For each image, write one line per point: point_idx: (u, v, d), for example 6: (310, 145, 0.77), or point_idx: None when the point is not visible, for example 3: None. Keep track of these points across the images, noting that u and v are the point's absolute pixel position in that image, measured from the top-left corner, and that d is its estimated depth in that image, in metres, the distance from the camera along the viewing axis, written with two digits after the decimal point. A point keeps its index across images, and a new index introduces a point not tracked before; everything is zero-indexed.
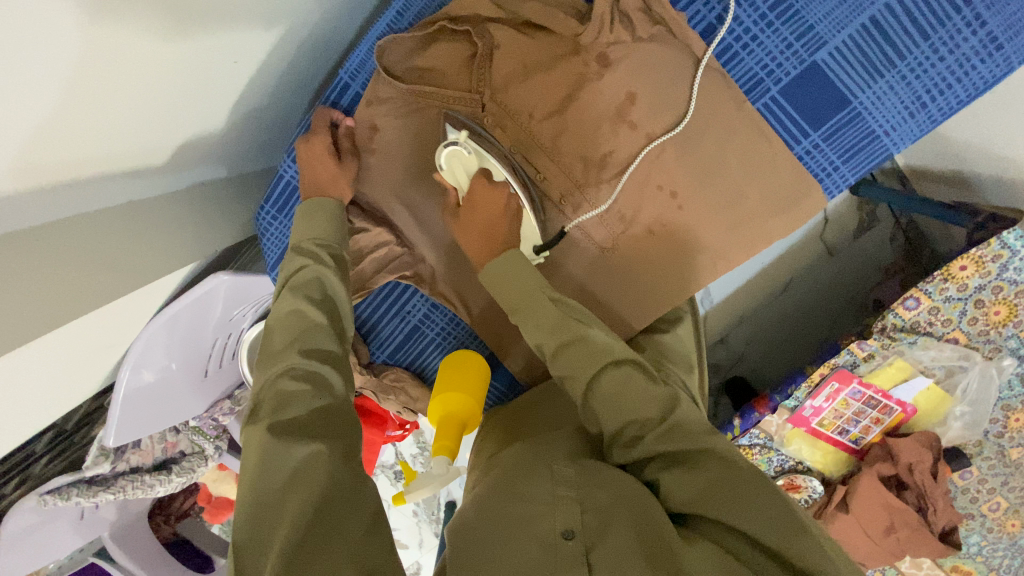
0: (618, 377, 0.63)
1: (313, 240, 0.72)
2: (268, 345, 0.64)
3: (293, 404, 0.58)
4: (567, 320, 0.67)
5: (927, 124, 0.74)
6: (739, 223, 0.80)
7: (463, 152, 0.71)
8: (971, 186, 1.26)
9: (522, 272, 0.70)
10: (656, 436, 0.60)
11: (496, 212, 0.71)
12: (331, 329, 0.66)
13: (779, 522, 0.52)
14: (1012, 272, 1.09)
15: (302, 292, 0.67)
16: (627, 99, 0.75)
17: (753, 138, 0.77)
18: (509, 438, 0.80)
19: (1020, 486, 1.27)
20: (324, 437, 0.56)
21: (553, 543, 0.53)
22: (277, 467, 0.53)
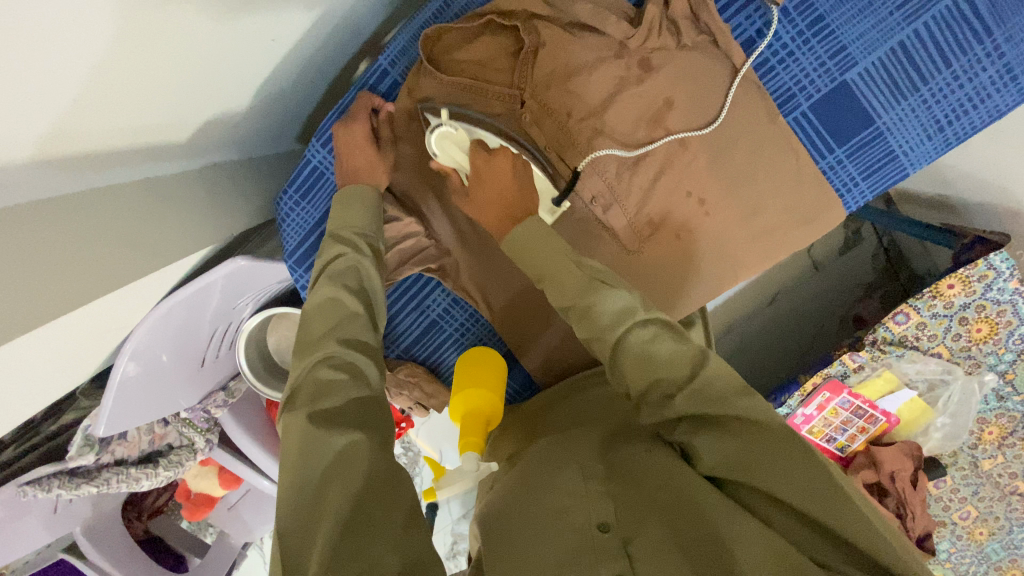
0: (646, 335, 0.59)
1: (351, 229, 0.70)
2: (304, 332, 0.61)
3: (333, 395, 0.55)
4: (595, 281, 0.63)
5: (943, 146, 0.78)
6: (763, 232, 0.83)
7: (451, 130, 0.74)
8: (956, 210, 1.34)
9: (542, 235, 0.66)
10: (686, 395, 0.54)
11: (507, 173, 0.70)
12: (369, 320, 0.64)
13: (811, 483, 0.47)
14: (995, 292, 1.16)
15: (340, 281, 0.64)
16: (665, 105, 0.77)
17: (782, 151, 0.79)
18: (532, 429, 0.79)
19: (989, 496, 1.35)
20: (364, 430, 0.53)
21: (590, 535, 0.52)
22: (317, 454, 0.51)
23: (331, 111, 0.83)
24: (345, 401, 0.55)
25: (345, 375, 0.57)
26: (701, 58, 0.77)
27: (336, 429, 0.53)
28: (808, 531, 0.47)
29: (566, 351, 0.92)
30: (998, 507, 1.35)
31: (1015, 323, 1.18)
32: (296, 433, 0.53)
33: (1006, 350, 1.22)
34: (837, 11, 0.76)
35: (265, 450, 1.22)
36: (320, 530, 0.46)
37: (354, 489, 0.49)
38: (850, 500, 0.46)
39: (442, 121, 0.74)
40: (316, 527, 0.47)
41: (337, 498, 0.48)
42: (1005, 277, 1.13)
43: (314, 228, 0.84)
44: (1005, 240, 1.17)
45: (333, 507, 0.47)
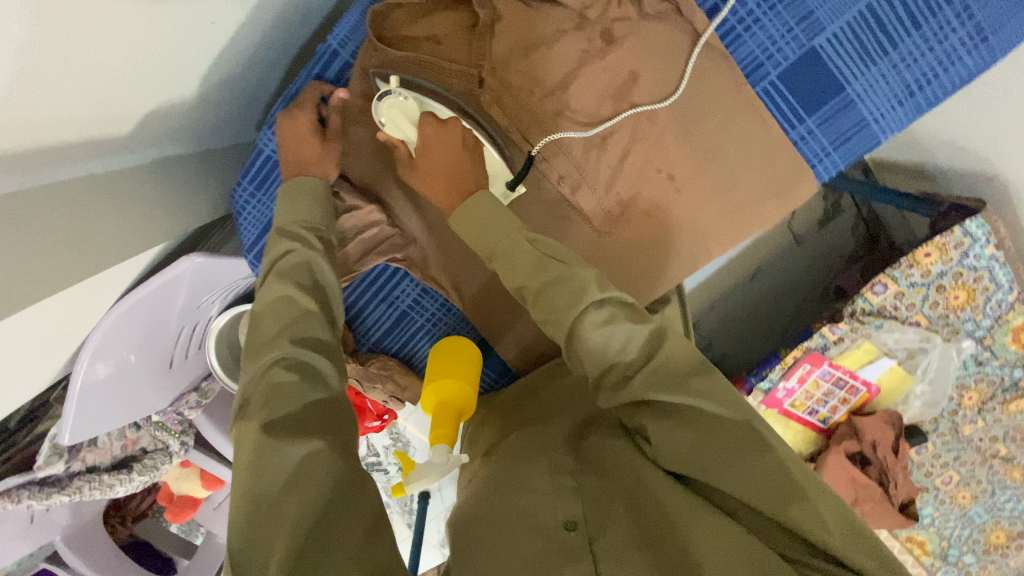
0: (601, 319, 0.57)
1: (299, 222, 0.66)
2: (255, 334, 0.59)
3: (287, 398, 0.53)
4: (546, 261, 0.61)
5: (915, 112, 0.77)
6: (736, 207, 0.81)
7: (399, 99, 0.68)
8: (932, 177, 1.33)
9: (495, 218, 0.65)
10: (644, 380, 0.54)
11: (458, 155, 0.68)
12: (324, 318, 0.61)
13: (769, 477, 0.48)
14: (971, 259, 1.16)
15: (292, 279, 0.61)
16: (629, 78, 0.74)
17: (752, 122, 0.77)
18: (506, 428, 0.78)
19: (970, 460, 1.37)
20: (321, 434, 0.51)
21: (555, 534, 0.51)
22: (272, 466, 0.48)
23: (280, 98, 0.80)
24: (300, 405, 0.53)
25: (300, 376, 0.55)
26: (665, 28, 0.74)
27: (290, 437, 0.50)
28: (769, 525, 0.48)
29: (541, 337, 0.91)
30: (980, 470, 1.37)
31: (992, 288, 1.19)
32: (249, 445, 0.50)
33: (983, 316, 1.22)
34: None
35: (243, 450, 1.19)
36: (275, 546, 0.44)
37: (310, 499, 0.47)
38: (806, 496, 0.46)
39: (390, 88, 0.68)
40: (272, 544, 0.45)
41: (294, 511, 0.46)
42: (981, 243, 1.13)
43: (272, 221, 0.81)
44: (979, 205, 1.18)
45: (289, 520, 0.45)
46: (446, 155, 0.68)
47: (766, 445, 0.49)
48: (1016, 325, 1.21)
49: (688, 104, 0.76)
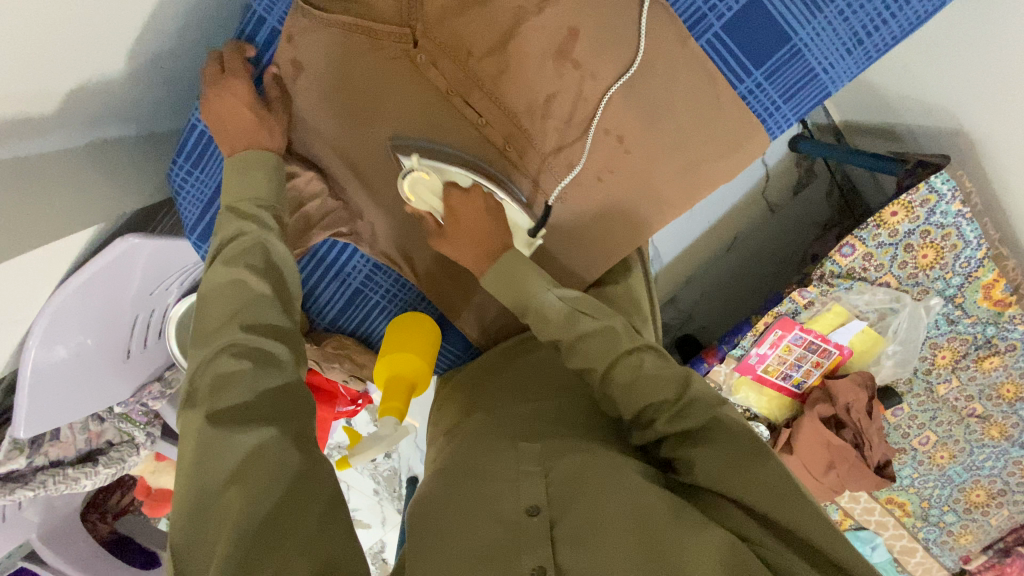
0: (630, 366, 0.63)
1: (250, 201, 0.64)
2: (201, 321, 0.57)
3: (234, 385, 0.51)
4: (577, 314, 0.67)
5: (864, 60, 0.75)
6: (688, 168, 0.80)
7: (421, 175, 0.73)
8: (899, 137, 1.32)
9: (530, 276, 0.70)
10: (668, 419, 0.60)
11: (483, 217, 0.72)
12: (276, 301, 0.59)
13: (770, 486, 0.52)
14: (937, 216, 1.15)
15: (240, 260, 0.59)
16: (570, 36, 0.71)
17: (698, 78, 0.75)
18: (473, 404, 0.79)
19: (946, 420, 1.37)
20: (272, 422, 0.51)
21: (518, 521, 0.51)
22: (217, 457, 0.48)
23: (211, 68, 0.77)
24: (249, 392, 0.52)
25: (251, 362, 0.53)
26: None
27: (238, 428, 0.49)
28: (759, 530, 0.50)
29: (500, 310, 0.90)
30: (956, 430, 1.38)
31: (960, 246, 1.17)
32: (195, 436, 0.49)
33: (953, 274, 1.21)
34: None
35: None
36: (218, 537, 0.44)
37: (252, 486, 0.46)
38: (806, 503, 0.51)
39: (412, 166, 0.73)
40: (216, 535, 0.44)
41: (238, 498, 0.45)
42: (947, 199, 1.12)
43: (211, 200, 0.80)
44: (943, 160, 1.17)
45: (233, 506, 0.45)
46: (478, 223, 0.72)
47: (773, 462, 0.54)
48: (986, 282, 1.20)
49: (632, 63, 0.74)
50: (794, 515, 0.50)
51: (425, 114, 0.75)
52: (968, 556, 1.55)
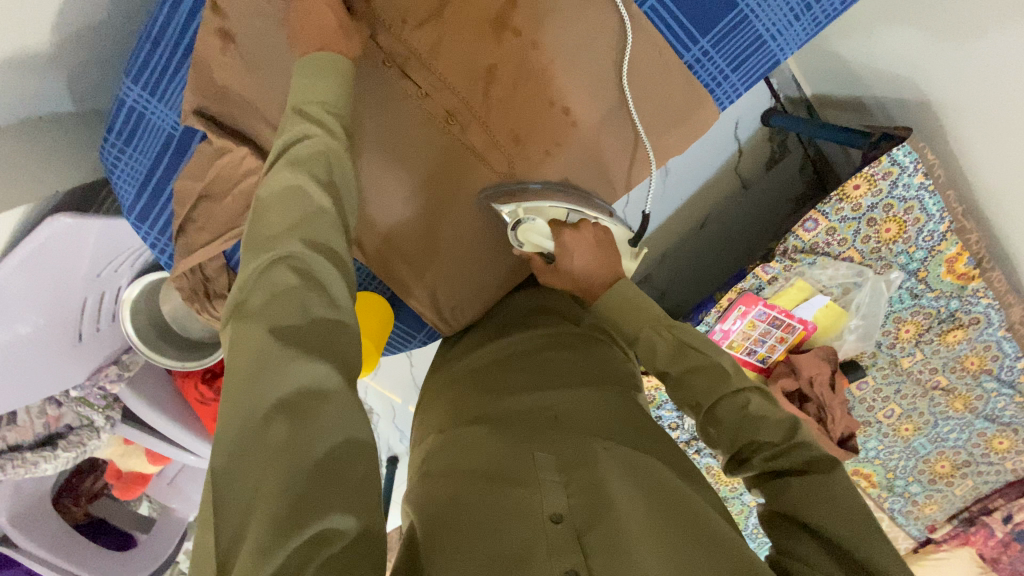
0: (738, 404, 0.65)
1: (319, 104, 0.57)
2: (258, 226, 0.51)
3: (287, 303, 0.46)
4: (684, 348, 0.70)
5: (812, 26, 0.75)
6: (637, 140, 0.78)
7: (529, 222, 0.77)
8: (868, 109, 1.30)
9: (638, 317, 0.73)
10: (766, 457, 0.63)
11: (593, 250, 0.77)
12: (336, 219, 0.53)
13: (858, 519, 0.56)
14: (901, 189, 1.15)
15: (306, 168, 0.53)
16: (508, 1, 0.69)
17: (643, 46, 0.73)
18: (467, 393, 0.74)
19: (910, 393, 1.38)
20: (316, 350, 0.45)
21: (541, 526, 0.49)
22: (256, 383, 0.43)
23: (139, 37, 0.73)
24: (303, 315, 0.46)
25: (304, 281, 0.47)
26: None
27: (284, 353, 0.44)
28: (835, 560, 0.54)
29: (455, 290, 0.87)
30: (921, 402, 1.38)
31: (924, 220, 1.17)
32: (243, 359, 0.44)
33: (916, 248, 1.21)
34: None
35: (176, 423, 1.15)
36: (265, 484, 0.39)
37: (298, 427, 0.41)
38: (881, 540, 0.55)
39: (518, 211, 0.77)
40: (260, 480, 0.39)
41: (285, 436, 0.41)
42: (909, 171, 1.12)
43: (147, 179, 0.78)
44: (906, 133, 1.16)
45: (279, 448, 0.40)
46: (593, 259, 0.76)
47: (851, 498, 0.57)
48: (949, 256, 1.20)
49: (576, 29, 0.71)
50: (871, 548, 0.54)
51: (358, 81, 0.72)
52: (935, 525, 1.58)
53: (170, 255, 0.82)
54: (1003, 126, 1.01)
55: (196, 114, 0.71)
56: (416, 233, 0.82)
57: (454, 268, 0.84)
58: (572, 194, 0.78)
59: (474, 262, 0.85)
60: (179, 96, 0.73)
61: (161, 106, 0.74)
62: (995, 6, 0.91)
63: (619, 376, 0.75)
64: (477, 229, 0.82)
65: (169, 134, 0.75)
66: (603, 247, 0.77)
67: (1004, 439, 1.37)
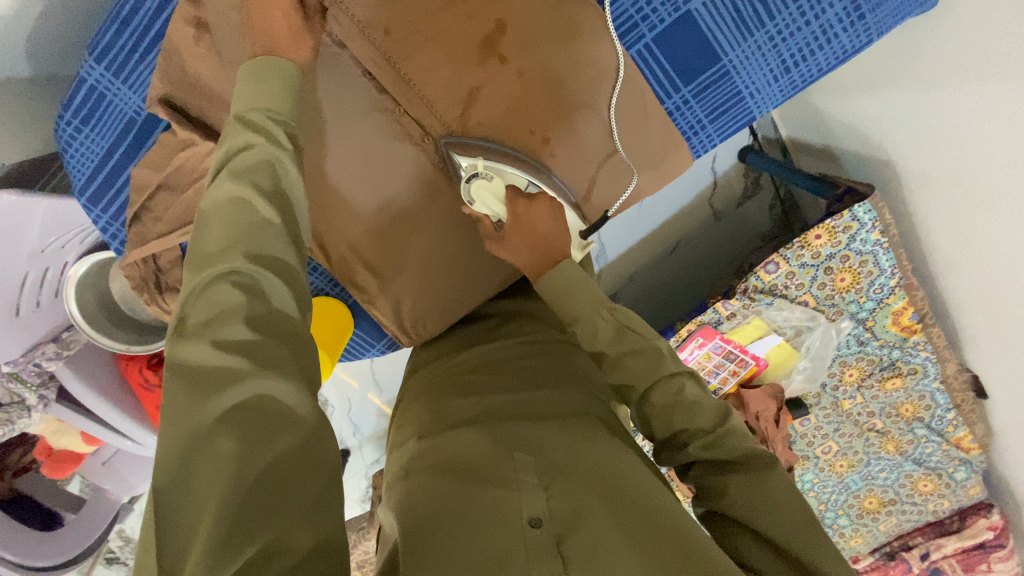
0: (673, 388, 0.59)
1: (264, 111, 0.52)
2: (200, 242, 0.46)
3: (229, 321, 0.42)
4: (626, 331, 0.63)
5: (790, 88, 0.76)
6: (614, 173, 0.76)
7: (484, 179, 0.69)
8: (836, 160, 1.34)
9: (580, 289, 0.65)
10: (702, 446, 0.57)
11: (547, 222, 0.68)
12: (285, 231, 0.48)
13: (801, 518, 0.51)
14: (858, 243, 1.20)
15: (248, 179, 0.48)
16: (497, 28, 0.69)
17: (628, 86, 0.73)
18: (444, 393, 0.69)
19: (848, 432, 1.42)
20: (258, 365, 0.42)
21: (520, 531, 0.46)
22: (196, 407, 0.40)
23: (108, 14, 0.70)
24: (245, 332, 0.42)
25: (249, 297, 0.44)
26: None
27: (224, 376, 0.41)
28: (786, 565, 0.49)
29: (418, 304, 0.85)
30: (857, 442, 1.42)
31: (876, 273, 1.22)
32: (182, 380, 0.41)
33: (866, 299, 1.26)
34: None
35: (115, 405, 1.10)
36: (209, 500, 0.37)
37: (249, 442, 0.39)
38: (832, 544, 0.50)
39: (475, 166, 0.70)
40: (203, 498, 0.37)
41: (235, 450, 0.39)
42: (866, 228, 1.17)
43: (102, 162, 0.74)
44: (869, 189, 1.20)
45: (226, 464, 0.38)
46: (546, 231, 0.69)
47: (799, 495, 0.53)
48: (896, 308, 1.25)
49: (564, 62, 0.70)
50: (821, 555, 0.49)
51: (324, 86, 0.70)
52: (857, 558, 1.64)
53: (123, 241, 0.79)
54: (958, 194, 1.06)
55: (162, 101, 0.68)
56: (382, 244, 0.81)
57: (420, 281, 0.83)
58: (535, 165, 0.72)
59: (440, 278, 0.84)
60: (147, 82, 0.70)
61: (125, 89, 0.70)
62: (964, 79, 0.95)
63: (602, 385, 0.70)
64: (445, 246, 0.82)
65: (131, 118, 0.72)
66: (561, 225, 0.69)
67: (928, 481, 1.43)
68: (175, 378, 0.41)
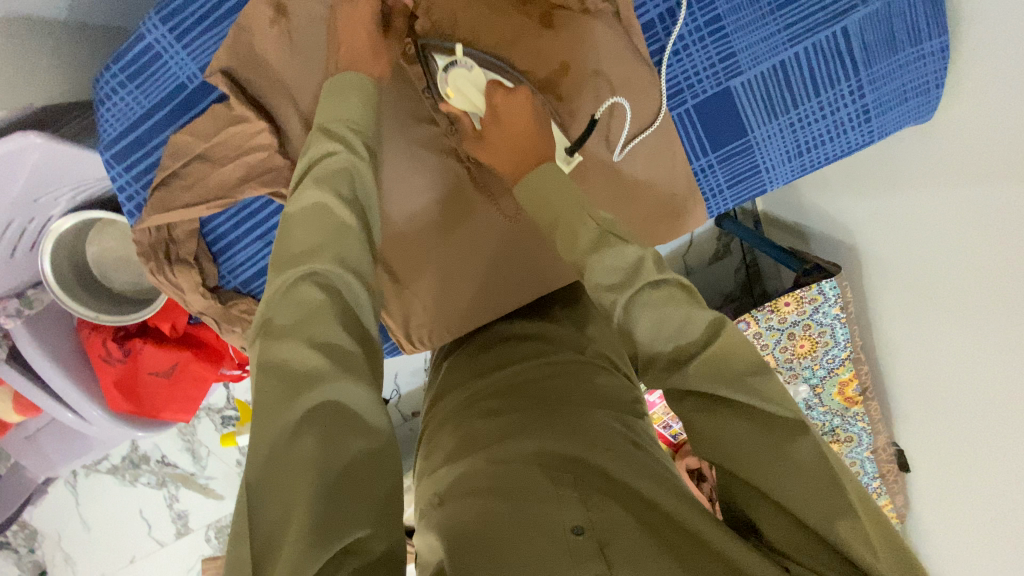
0: (659, 297, 0.54)
1: (344, 123, 0.58)
2: (286, 244, 0.50)
3: (314, 321, 0.45)
4: (605, 236, 0.59)
5: (800, 169, 0.86)
6: (638, 221, 0.83)
7: (465, 70, 0.70)
8: (805, 237, 1.48)
9: (555, 184, 0.63)
10: (697, 367, 0.51)
11: (524, 114, 0.68)
12: (362, 234, 0.52)
13: (809, 470, 0.46)
14: (820, 315, 1.31)
15: (331, 185, 0.52)
16: (560, 69, 0.75)
17: (663, 143, 0.81)
18: (467, 418, 0.70)
19: None
20: (337, 368, 0.43)
21: (563, 540, 0.48)
22: (286, 407, 0.41)
23: None
24: (327, 330, 0.44)
25: (331, 297, 0.46)
26: (603, 29, 0.75)
27: (306, 374, 0.42)
28: (794, 525, 0.46)
29: (430, 313, 0.86)
30: None
31: (831, 344, 1.34)
32: (272, 378, 0.42)
33: (819, 366, 1.37)
34: (733, 16, 0.78)
35: (70, 375, 1.03)
36: (298, 494, 0.38)
37: (331, 443, 0.40)
38: (846, 498, 0.45)
39: (453, 58, 0.70)
40: (288, 506, 0.38)
41: (315, 453, 0.39)
42: (829, 303, 1.28)
43: (139, 121, 0.72)
44: (835, 268, 1.33)
45: (311, 466, 0.39)
46: (520, 123, 0.68)
47: (813, 444, 0.47)
48: (843, 379, 1.37)
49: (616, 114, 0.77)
50: (834, 518, 0.44)
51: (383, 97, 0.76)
52: None
53: (140, 204, 0.75)
54: (910, 286, 1.20)
55: (222, 73, 0.68)
56: (408, 249, 0.83)
57: (436, 291, 0.85)
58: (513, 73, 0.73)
59: (456, 291, 0.85)
60: (210, 51, 0.70)
61: (183, 54, 0.70)
62: (928, 183, 1.10)
63: (623, 400, 0.70)
64: (468, 260, 0.85)
65: (181, 83, 0.71)
66: (541, 132, 0.69)
67: None
68: (263, 372, 0.43)
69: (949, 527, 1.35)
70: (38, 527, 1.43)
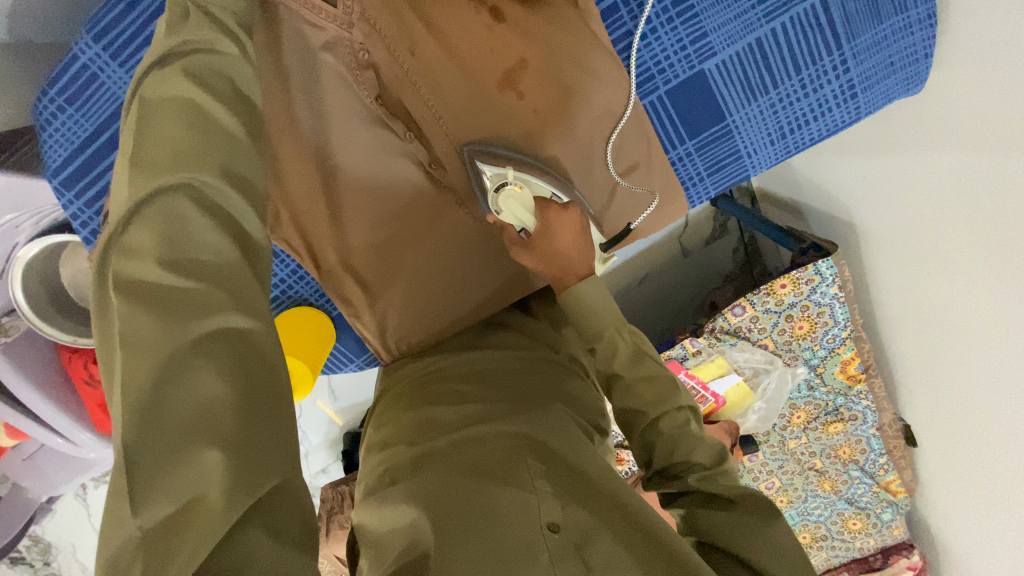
0: (678, 421, 0.62)
1: (233, 18, 0.51)
2: (145, 142, 0.41)
3: (204, 243, 0.38)
4: (641, 356, 0.65)
5: (783, 152, 0.82)
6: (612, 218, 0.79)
7: (513, 189, 0.67)
8: (802, 214, 1.41)
9: (608, 309, 0.65)
10: (699, 476, 0.59)
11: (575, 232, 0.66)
12: (249, 141, 0.45)
13: (787, 554, 0.52)
14: (818, 295, 1.25)
15: (204, 81, 0.45)
16: (518, 64, 0.70)
17: (637, 135, 0.77)
18: (426, 402, 0.68)
19: (790, 469, 1.44)
20: (232, 296, 0.37)
21: (537, 536, 0.47)
22: (177, 331, 0.35)
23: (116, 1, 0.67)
24: (220, 245, 0.39)
25: (213, 214, 0.40)
26: (561, 17, 0.70)
27: (190, 300, 0.36)
28: None
29: (405, 325, 0.82)
30: (797, 480, 1.44)
31: (831, 323, 1.28)
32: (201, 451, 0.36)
33: (819, 347, 1.32)
34: None
35: (52, 399, 1.02)
36: (199, 439, 0.33)
37: (240, 385, 0.35)
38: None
39: (504, 177, 0.68)
40: (185, 452, 0.32)
41: (222, 394, 0.34)
42: (827, 283, 1.22)
43: (83, 146, 0.71)
44: (833, 247, 1.26)
45: (215, 409, 0.34)
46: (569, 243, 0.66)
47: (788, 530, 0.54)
48: (844, 358, 1.30)
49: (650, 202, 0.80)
50: None
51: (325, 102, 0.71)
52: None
53: (94, 231, 0.74)
54: (912, 257, 1.12)
55: None
56: (377, 258, 0.79)
57: (410, 302, 0.81)
58: (554, 177, 0.73)
59: (432, 299, 0.81)
60: None
61: (120, 73, 0.69)
62: (910, 152, 1.03)
63: (590, 409, 0.70)
64: (439, 270, 0.81)
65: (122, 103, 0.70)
66: (585, 250, 0.66)
67: (857, 520, 1.46)
68: (137, 305, 0.35)
69: (971, 511, 1.28)
70: (49, 542, 1.42)
